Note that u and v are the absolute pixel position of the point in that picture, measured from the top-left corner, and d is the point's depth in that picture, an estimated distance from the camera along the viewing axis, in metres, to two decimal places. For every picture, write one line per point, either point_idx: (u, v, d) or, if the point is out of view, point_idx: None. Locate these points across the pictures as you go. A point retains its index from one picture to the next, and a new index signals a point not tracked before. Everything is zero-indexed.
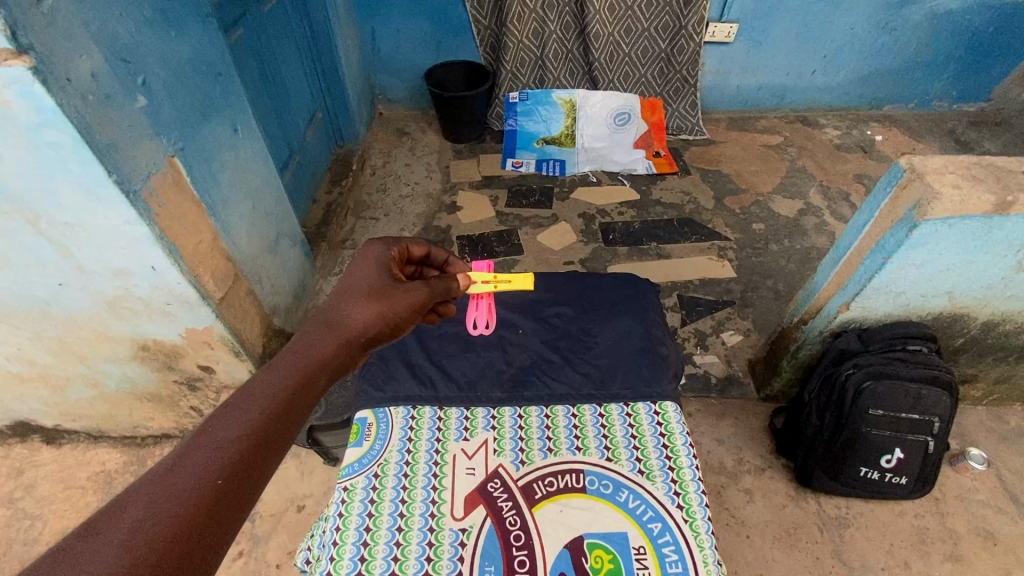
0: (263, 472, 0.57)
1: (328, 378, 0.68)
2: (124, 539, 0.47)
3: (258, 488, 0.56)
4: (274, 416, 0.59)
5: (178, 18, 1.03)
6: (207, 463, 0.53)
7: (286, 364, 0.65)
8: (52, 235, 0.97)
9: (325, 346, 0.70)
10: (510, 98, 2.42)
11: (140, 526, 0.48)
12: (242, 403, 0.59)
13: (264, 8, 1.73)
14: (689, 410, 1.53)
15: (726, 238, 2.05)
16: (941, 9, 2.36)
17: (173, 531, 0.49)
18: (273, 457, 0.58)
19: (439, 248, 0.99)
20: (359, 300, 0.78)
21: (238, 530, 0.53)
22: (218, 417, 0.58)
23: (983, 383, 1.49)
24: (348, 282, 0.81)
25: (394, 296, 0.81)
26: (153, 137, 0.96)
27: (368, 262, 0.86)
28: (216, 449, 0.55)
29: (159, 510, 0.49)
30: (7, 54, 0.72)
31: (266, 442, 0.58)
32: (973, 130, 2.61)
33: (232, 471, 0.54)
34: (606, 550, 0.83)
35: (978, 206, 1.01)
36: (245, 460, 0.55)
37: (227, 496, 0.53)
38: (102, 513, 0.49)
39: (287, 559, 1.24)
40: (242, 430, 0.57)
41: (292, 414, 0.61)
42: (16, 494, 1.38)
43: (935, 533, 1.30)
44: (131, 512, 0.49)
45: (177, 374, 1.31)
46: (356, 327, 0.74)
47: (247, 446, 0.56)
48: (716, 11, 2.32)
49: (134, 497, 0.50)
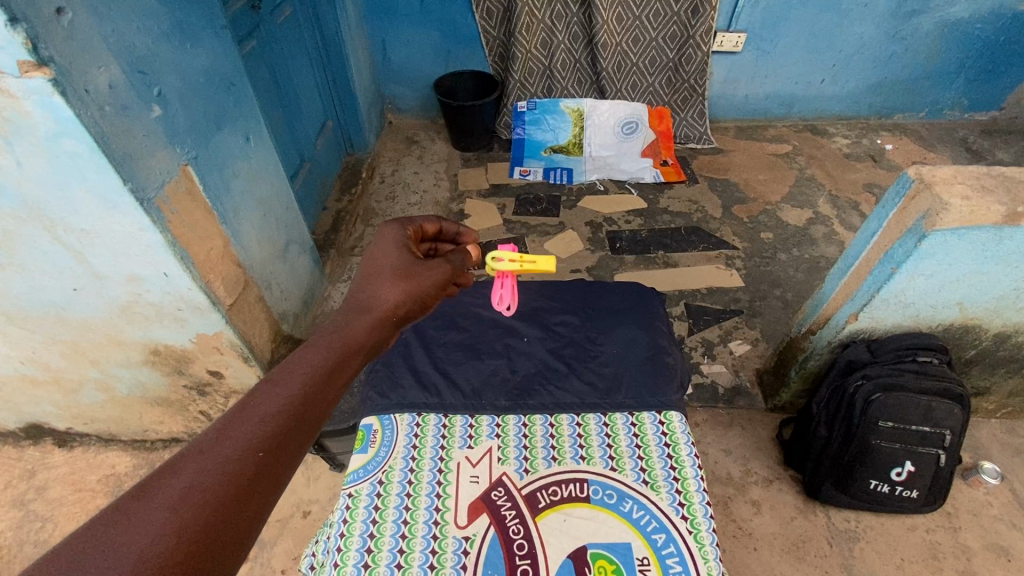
0: (302, 445, 0.58)
1: (359, 360, 0.69)
2: (174, 503, 0.48)
3: (295, 461, 0.57)
4: (311, 394, 0.61)
5: (194, 31, 1.05)
6: (251, 435, 0.54)
7: (319, 345, 0.67)
8: (69, 242, 0.99)
9: (357, 329, 0.71)
10: (518, 107, 2.46)
11: (190, 491, 0.49)
12: (281, 379, 0.61)
13: (277, 19, 1.76)
14: (696, 420, 1.52)
15: (734, 247, 2.04)
16: (951, 17, 2.35)
17: (220, 496, 0.50)
18: (311, 432, 0.59)
19: (449, 221, 0.99)
20: (386, 281, 0.78)
21: (278, 501, 0.54)
22: (259, 392, 0.59)
23: (996, 396, 1.47)
24: (372, 262, 0.82)
25: (419, 273, 0.81)
26: (167, 146, 0.98)
27: (388, 239, 0.86)
28: (259, 421, 0.56)
29: (206, 477, 0.50)
30: (28, 66, 0.74)
31: (305, 418, 0.59)
32: (986, 138, 2.59)
33: (271, 442, 0.55)
34: (610, 560, 0.83)
35: (988, 216, 1.01)
36: (285, 432, 0.56)
37: (271, 465, 0.54)
38: (152, 478, 0.49)
39: (292, 565, 1.24)
40: (282, 404, 0.58)
41: (326, 393, 0.62)
42: (28, 496, 1.40)
43: (947, 548, 1.28)
44: (180, 478, 0.50)
45: (187, 379, 1.33)
46: (384, 309, 0.75)
47: (288, 420, 0.57)
48: (724, 21, 2.33)
49: (183, 465, 0.51)
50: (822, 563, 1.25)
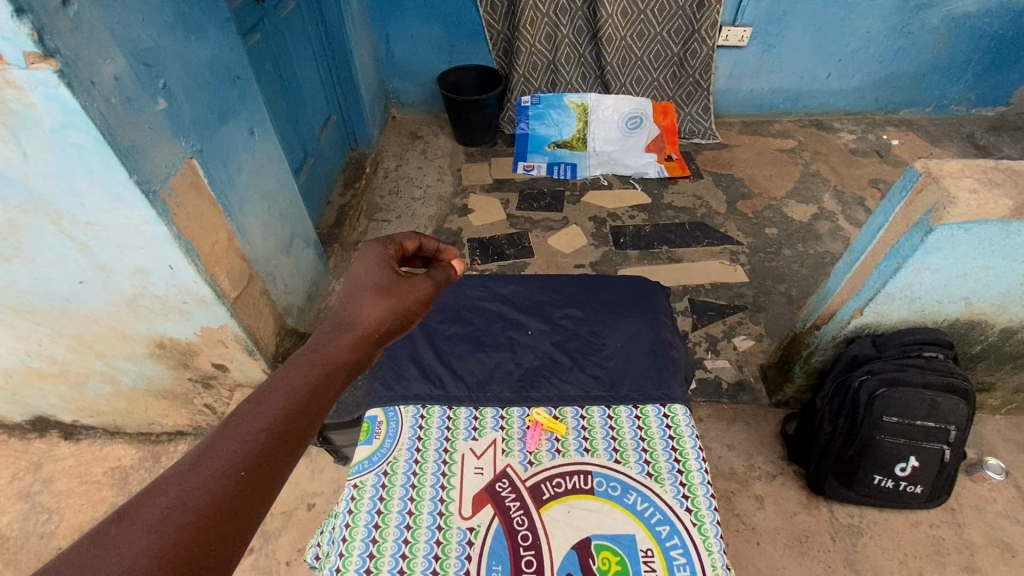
0: (285, 465, 0.58)
1: (345, 376, 0.69)
2: (155, 524, 0.48)
3: (280, 480, 0.57)
4: (295, 412, 0.61)
5: (198, 23, 1.05)
6: (233, 454, 0.55)
7: (303, 363, 0.66)
8: (74, 234, 0.99)
9: (341, 345, 0.71)
10: (522, 102, 2.45)
11: (170, 513, 0.49)
12: (263, 398, 0.61)
13: (281, 13, 1.76)
14: (700, 415, 1.52)
15: (738, 242, 2.04)
16: (959, 12, 2.32)
17: (201, 518, 0.50)
18: (294, 451, 0.59)
19: (428, 238, 0.95)
20: (369, 297, 0.78)
21: (262, 521, 0.54)
22: (241, 412, 0.59)
23: (1002, 392, 1.46)
24: (352, 281, 0.81)
25: (401, 289, 0.81)
26: (172, 138, 0.98)
27: (369, 258, 0.85)
28: (241, 441, 0.56)
29: (188, 497, 0.51)
30: (34, 57, 0.74)
31: (287, 437, 0.59)
32: (993, 134, 2.57)
33: (254, 462, 0.55)
34: (613, 552, 0.83)
35: (995, 210, 1.00)
36: (267, 452, 0.56)
37: (252, 485, 0.54)
38: (134, 501, 0.50)
39: (297, 557, 1.25)
40: (264, 424, 0.58)
41: (311, 411, 0.62)
42: (35, 488, 1.41)
43: (951, 544, 1.27)
44: (162, 499, 0.50)
45: (192, 372, 1.33)
46: (369, 325, 0.75)
47: (269, 440, 0.57)
48: (729, 15, 2.32)
49: (164, 488, 0.51)
50: (826, 558, 1.25)
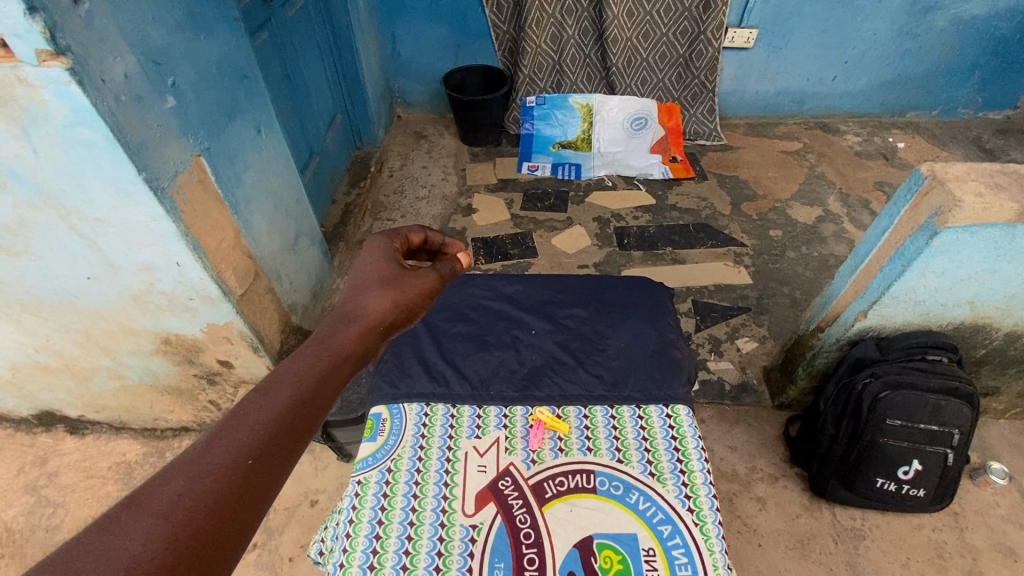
0: (292, 454, 0.58)
1: (350, 367, 0.69)
2: (165, 511, 0.49)
3: (287, 469, 0.57)
4: (301, 402, 0.61)
5: (208, 22, 1.06)
6: (240, 443, 0.55)
7: (309, 355, 0.67)
8: (83, 230, 1.00)
9: (347, 337, 0.72)
10: (527, 102, 2.45)
11: (179, 499, 0.50)
12: (271, 389, 0.61)
13: (289, 13, 1.77)
14: (702, 416, 1.52)
15: (743, 244, 2.03)
16: (967, 14, 2.32)
17: (209, 504, 0.50)
18: (301, 440, 0.60)
19: (434, 232, 0.95)
20: (374, 291, 0.78)
21: (269, 508, 0.54)
22: (249, 401, 0.60)
23: (1006, 396, 1.45)
24: (357, 275, 0.82)
25: (406, 283, 0.81)
26: (181, 137, 0.99)
27: (374, 252, 0.86)
28: (248, 429, 0.57)
29: (197, 486, 0.51)
30: (45, 55, 0.75)
31: (293, 426, 0.59)
32: (1000, 138, 2.56)
33: (261, 451, 0.56)
34: (615, 551, 0.83)
35: (1000, 214, 1.00)
36: (274, 441, 0.57)
37: (259, 474, 0.54)
38: (144, 488, 0.50)
39: (299, 553, 1.26)
40: (271, 414, 0.59)
41: (317, 401, 0.63)
42: (40, 482, 1.42)
43: (954, 548, 1.27)
44: (171, 487, 0.51)
45: (197, 368, 1.34)
46: (374, 318, 0.75)
47: (277, 429, 0.58)
48: (736, 16, 2.32)
49: (173, 475, 0.52)
50: (828, 561, 1.25)
